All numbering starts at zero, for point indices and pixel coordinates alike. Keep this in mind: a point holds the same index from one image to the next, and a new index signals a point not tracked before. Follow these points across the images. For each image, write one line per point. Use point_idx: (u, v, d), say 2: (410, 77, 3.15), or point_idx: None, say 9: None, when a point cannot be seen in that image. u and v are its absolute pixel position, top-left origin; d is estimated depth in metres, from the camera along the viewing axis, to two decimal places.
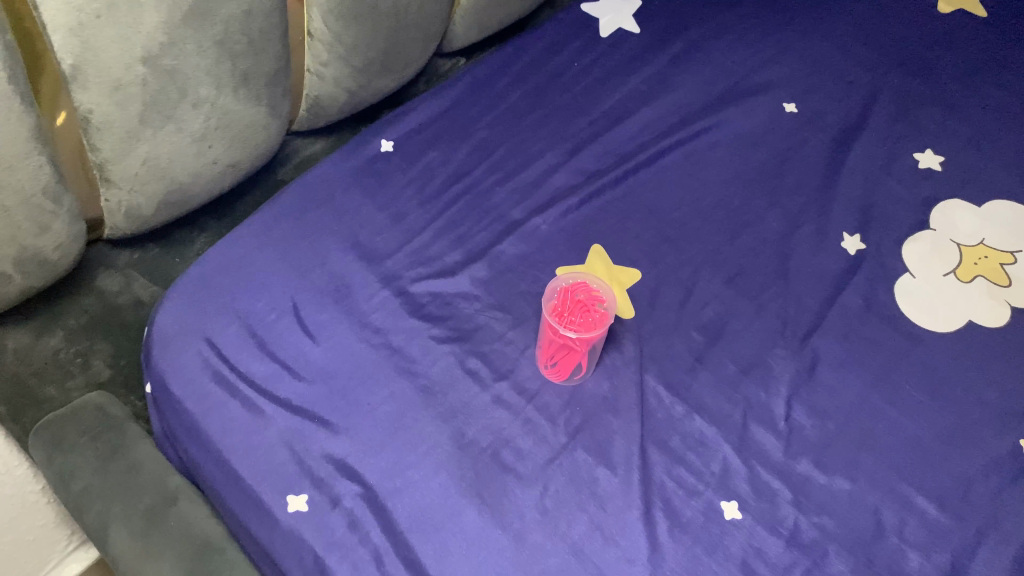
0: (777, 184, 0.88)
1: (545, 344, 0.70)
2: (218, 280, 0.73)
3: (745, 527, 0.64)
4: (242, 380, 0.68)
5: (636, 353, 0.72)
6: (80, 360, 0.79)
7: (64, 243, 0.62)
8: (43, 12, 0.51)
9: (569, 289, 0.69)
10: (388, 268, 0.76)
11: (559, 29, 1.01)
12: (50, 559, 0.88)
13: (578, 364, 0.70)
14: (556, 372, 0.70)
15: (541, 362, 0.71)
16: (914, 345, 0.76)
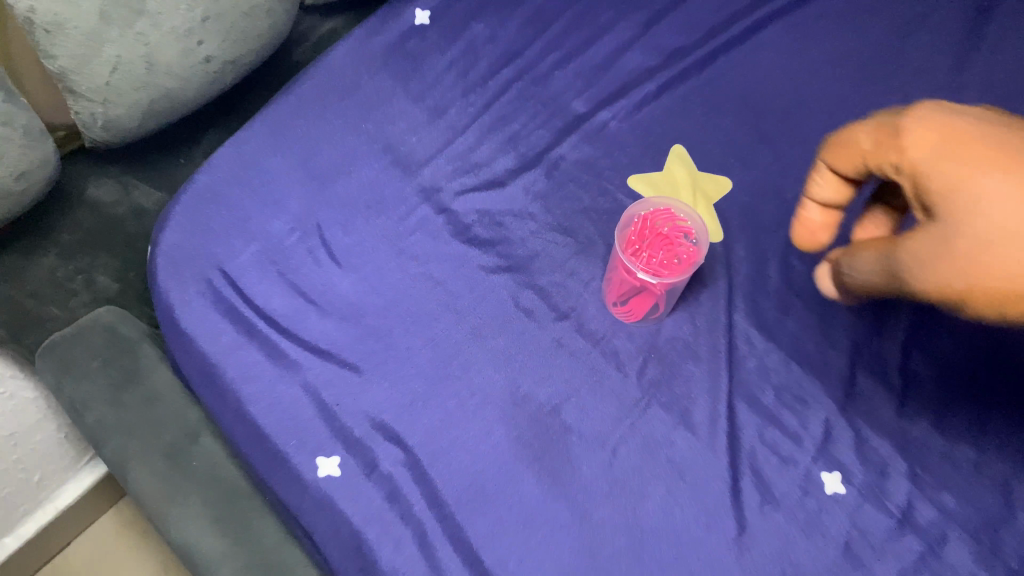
0: (899, 64, 0.72)
1: (615, 281, 0.59)
2: (228, 193, 0.62)
3: (849, 504, 0.54)
4: (260, 318, 0.59)
5: (723, 288, 0.61)
6: (82, 277, 0.70)
7: (29, 169, 0.51)
8: None
9: (649, 220, 0.57)
10: (428, 177, 0.64)
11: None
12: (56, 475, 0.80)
13: (655, 304, 0.59)
14: (629, 314, 0.60)
15: (609, 301, 0.60)
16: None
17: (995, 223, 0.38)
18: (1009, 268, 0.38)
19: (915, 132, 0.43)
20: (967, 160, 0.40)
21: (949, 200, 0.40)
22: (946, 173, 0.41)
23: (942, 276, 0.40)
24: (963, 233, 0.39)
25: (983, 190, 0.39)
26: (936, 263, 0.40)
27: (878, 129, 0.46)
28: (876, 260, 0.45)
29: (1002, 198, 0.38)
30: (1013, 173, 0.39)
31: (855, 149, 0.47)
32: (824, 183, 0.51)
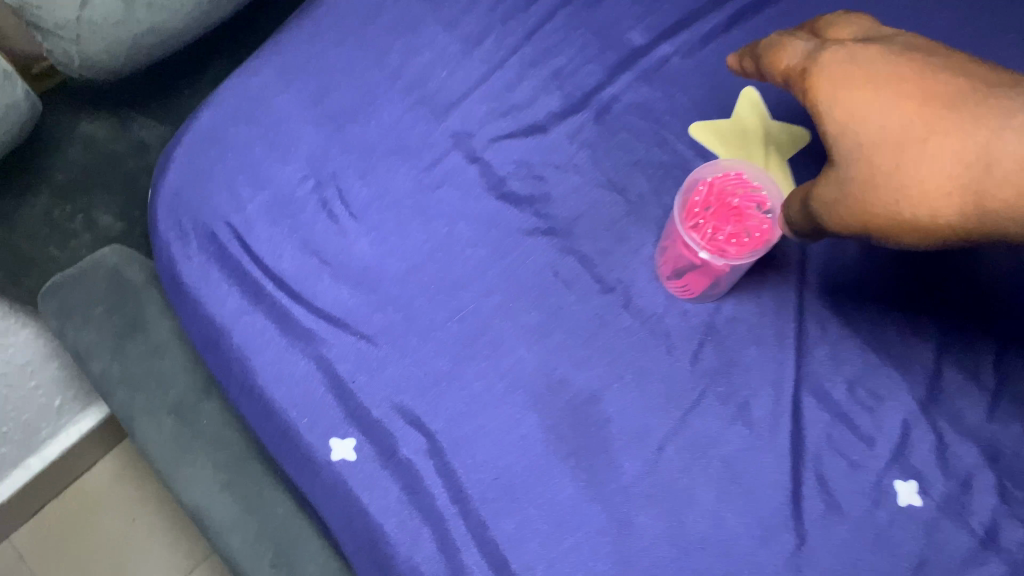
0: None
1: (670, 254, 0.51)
2: (234, 134, 0.55)
3: (924, 518, 0.48)
4: (268, 279, 0.52)
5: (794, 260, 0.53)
6: (81, 217, 0.63)
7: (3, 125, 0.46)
8: None
9: (717, 187, 0.49)
10: (460, 119, 0.55)
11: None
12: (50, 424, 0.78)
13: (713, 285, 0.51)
14: (682, 292, 0.52)
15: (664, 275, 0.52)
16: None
17: (892, 161, 0.36)
18: (902, 207, 0.36)
19: (820, 64, 0.40)
20: (860, 87, 0.38)
21: (846, 136, 0.38)
22: (847, 104, 0.38)
23: (843, 215, 0.38)
24: (858, 168, 0.37)
25: (880, 128, 0.37)
26: (838, 203, 0.38)
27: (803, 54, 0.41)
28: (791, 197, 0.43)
29: (894, 136, 0.36)
30: (920, 108, 0.36)
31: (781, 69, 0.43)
32: (748, 60, 0.47)
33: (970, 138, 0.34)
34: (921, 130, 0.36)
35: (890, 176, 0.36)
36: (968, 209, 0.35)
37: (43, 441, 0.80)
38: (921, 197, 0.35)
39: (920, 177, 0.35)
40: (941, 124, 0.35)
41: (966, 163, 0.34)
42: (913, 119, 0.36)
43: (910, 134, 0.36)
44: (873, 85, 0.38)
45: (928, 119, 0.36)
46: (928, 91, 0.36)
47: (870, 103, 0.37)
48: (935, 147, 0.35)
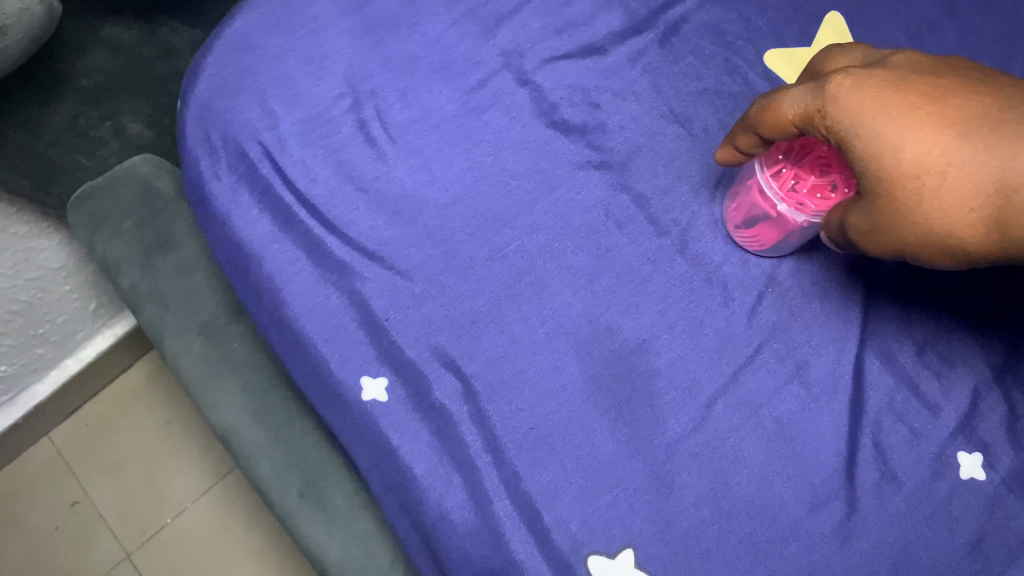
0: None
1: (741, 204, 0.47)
2: (267, 42, 0.51)
3: (987, 493, 0.45)
4: (301, 203, 0.49)
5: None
6: (109, 124, 0.61)
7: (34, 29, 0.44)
8: None
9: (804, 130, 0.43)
10: (511, 36, 0.51)
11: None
12: (80, 330, 0.77)
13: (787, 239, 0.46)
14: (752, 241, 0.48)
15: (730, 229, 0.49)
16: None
17: (907, 200, 0.33)
18: (936, 238, 0.33)
19: (821, 104, 0.36)
20: (870, 116, 0.34)
21: (860, 172, 0.35)
22: (857, 137, 0.34)
23: (877, 243, 0.36)
24: (880, 207, 0.34)
25: (897, 162, 0.33)
26: (872, 232, 0.36)
27: (798, 101, 0.37)
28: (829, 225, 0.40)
29: (914, 174, 0.33)
30: (935, 129, 0.33)
31: (785, 123, 0.38)
32: (741, 136, 0.43)
33: (988, 167, 0.32)
34: (942, 162, 0.32)
35: (914, 213, 0.33)
36: (1001, 238, 0.32)
37: (80, 343, 0.79)
38: (956, 229, 0.33)
39: (952, 213, 0.33)
40: (961, 153, 0.32)
41: (997, 195, 0.32)
42: (930, 149, 0.32)
43: (929, 168, 0.33)
44: (880, 110, 0.34)
45: (939, 153, 0.32)
46: (944, 115, 0.33)
47: (883, 136, 0.33)
48: (960, 181, 0.32)
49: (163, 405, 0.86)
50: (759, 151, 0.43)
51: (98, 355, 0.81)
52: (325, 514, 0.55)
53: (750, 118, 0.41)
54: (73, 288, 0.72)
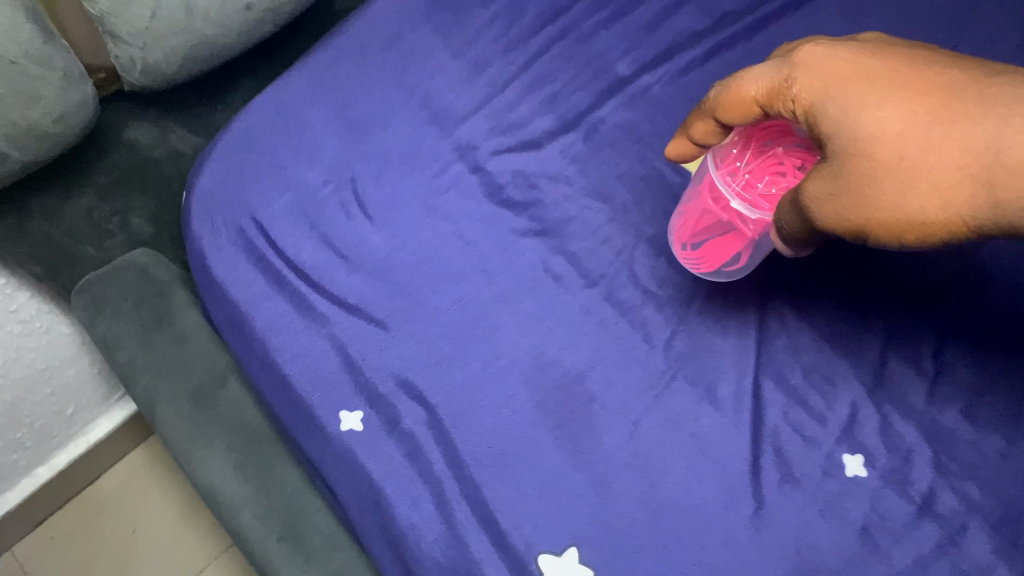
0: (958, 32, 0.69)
1: (695, 216, 0.54)
2: (264, 143, 0.62)
3: (870, 488, 0.54)
4: (290, 269, 0.59)
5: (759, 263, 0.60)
6: (117, 218, 0.70)
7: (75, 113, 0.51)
8: None
9: (757, 138, 0.51)
10: (463, 135, 0.63)
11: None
12: (56, 434, 0.87)
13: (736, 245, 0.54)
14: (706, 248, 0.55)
15: (677, 249, 0.58)
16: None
17: (895, 156, 0.39)
18: (910, 198, 0.39)
19: (796, 71, 0.45)
20: (864, 91, 0.42)
21: (840, 132, 0.41)
22: (851, 106, 0.41)
23: (842, 213, 0.41)
24: (868, 162, 0.40)
25: (888, 123, 0.40)
26: (843, 194, 0.41)
27: (765, 73, 0.46)
28: (783, 213, 0.45)
29: (898, 132, 0.40)
30: (923, 103, 0.40)
31: (747, 100, 0.47)
32: (701, 122, 0.51)
33: (973, 130, 0.38)
34: (924, 125, 0.39)
35: (899, 168, 0.39)
36: (979, 196, 0.38)
37: (53, 450, 0.88)
38: (931, 189, 0.39)
39: (928, 170, 0.39)
40: (947, 119, 0.39)
41: (971, 157, 0.38)
42: (915, 115, 0.40)
43: (912, 129, 0.39)
44: (873, 88, 0.42)
45: (927, 119, 0.39)
46: (930, 93, 0.40)
47: (867, 97, 0.41)
48: (938, 141, 0.39)
49: (128, 516, 0.94)
50: (712, 140, 0.52)
51: (69, 462, 0.90)
52: (303, 557, 0.61)
53: (709, 105, 0.49)
54: (53, 391, 0.83)
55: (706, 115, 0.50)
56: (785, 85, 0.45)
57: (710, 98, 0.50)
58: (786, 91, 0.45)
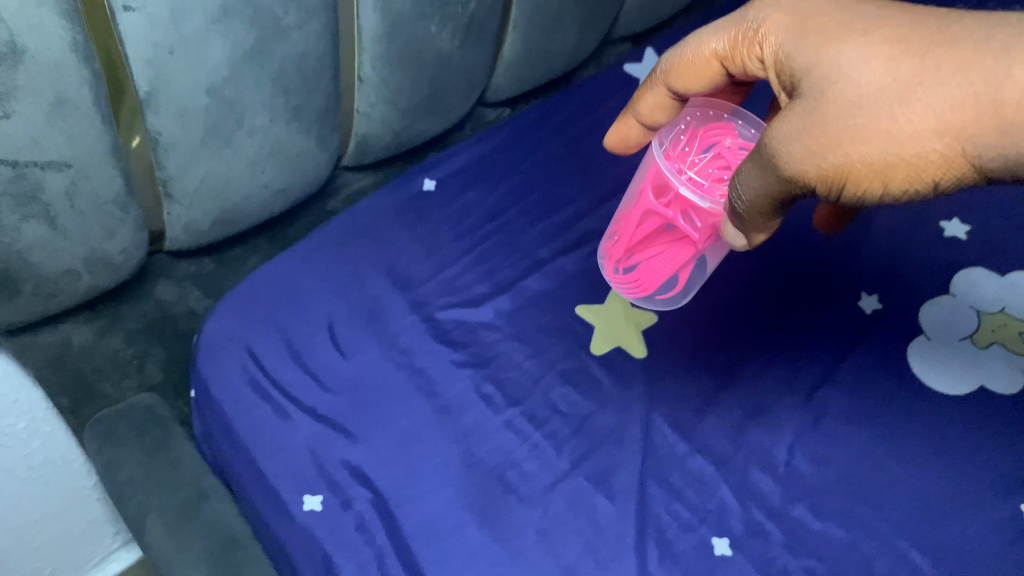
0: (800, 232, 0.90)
1: (646, 211, 0.73)
2: (263, 294, 0.78)
3: (736, 564, 0.67)
4: (276, 388, 0.74)
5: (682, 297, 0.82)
6: (136, 361, 0.83)
7: (129, 249, 0.66)
8: (134, 73, 0.55)
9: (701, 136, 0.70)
10: (419, 295, 0.81)
11: (604, 72, 1.03)
12: None
13: (676, 242, 0.74)
14: (659, 245, 0.75)
15: (613, 273, 0.81)
16: (939, 409, 0.78)
17: (884, 84, 0.46)
18: (900, 121, 0.45)
19: (763, 20, 0.54)
20: (850, 31, 0.48)
21: (823, 67, 0.48)
22: (840, 42, 0.48)
23: (827, 138, 0.47)
24: (853, 89, 0.46)
25: (877, 53, 0.46)
26: (826, 122, 0.47)
27: (725, 27, 0.57)
28: (753, 167, 0.51)
29: (884, 60, 0.46)
30: (910, 37, 0.46)
31: (708, 53, 0.58)
32: (650, 92, 0.64)
33: (966, 58, 0.44)
34: (915, 56, 0.45)
35: (887, 92, 0.45)
36: (973, 116, 0.43)
37: None
38: (923, 110, 0.44)
39: (920, 92, 0.45)
40: (938, 50, 0.45)
41: (964, 79, 0.44)
42: (903, 47, 0.46)
43: (898, 59, 0.46)
44: (859, 27, 0.48)
45: (913, 51, 0.46)
46: (917, 30, 0.46)
47: (846, 31, 0.49)
48: (930, 68, 0.45)
49: None
50: (656, 116, 0.66)
51: None
52: None
53: (670, 68, 0.61)
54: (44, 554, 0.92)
55: (659, 80, 0.63)
56: (750, 32, 0.55)
57: (663, 66, 0.62)
58: (753, 37, 0.55)
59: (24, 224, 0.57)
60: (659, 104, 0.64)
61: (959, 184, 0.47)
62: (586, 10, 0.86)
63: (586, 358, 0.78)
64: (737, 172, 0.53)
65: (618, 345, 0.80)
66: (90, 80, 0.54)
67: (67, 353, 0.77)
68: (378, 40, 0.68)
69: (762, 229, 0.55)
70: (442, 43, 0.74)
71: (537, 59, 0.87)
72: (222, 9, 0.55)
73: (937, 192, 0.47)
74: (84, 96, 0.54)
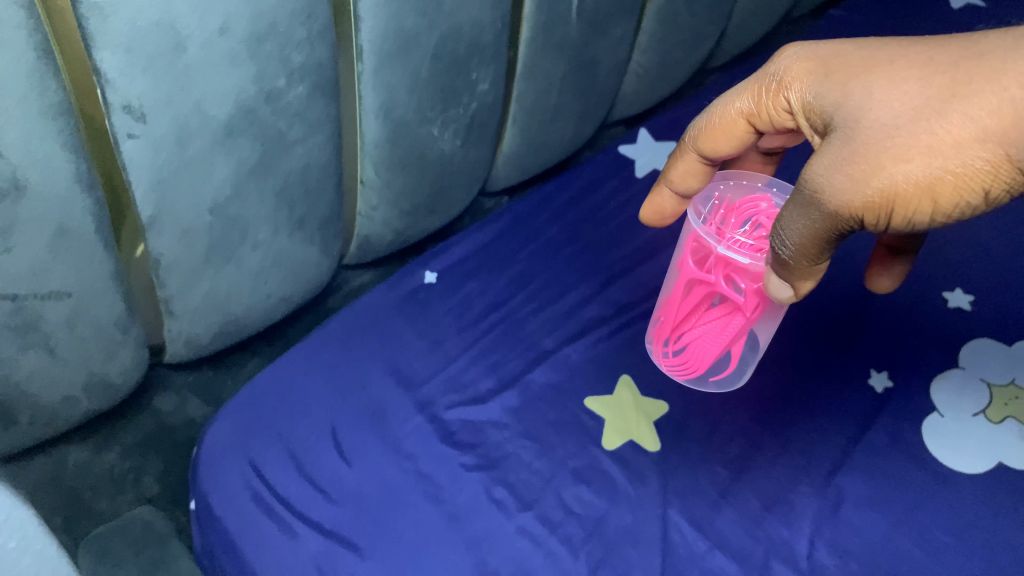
0: (806, 310, 0.90)
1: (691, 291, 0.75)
2: (265, 403, 0.77)
3: None
4: (279, 502, 0.71)
5: (737, 378, 0.82)
6: (132, 475, 0.80)
7: (129, 369, 0.64)
8: (136, 197, 0.54)
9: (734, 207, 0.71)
10: (423, 394, 0.79)
11: (599, 155, 1.03)
12: None
13: (725, 321, 0.75)
14: (707, 326, 0.76)
15: (661, 356, 0.82)
16: (957, 489, 0.77)
17: (919, 106, 0.48)
18: (942, 135, 0.46)
19: (784, 71, 0.57)
20: (876, 67, 0.51)
21: (853, 103, 0.51)
22: (867, 78, 0.51)
23: (868, 162, 0.48)
24: (889, 115, 0.48)
25: (905, 81, 0.49)
26: (863, 149, 0.49)
27: (747, 87, 0.60)
28: (794, 210, 0.53)
29: (913, 87, 0.48)
30: (936, 61, 0.49)
31: (734, 112, 0.61)
32: (681, 160, 0.67)
33: (995, 69, 0.46)
34: (943, 77, 0.48)
35: (923, 111, 0.47)
36: (1012, 120, 0.45)
37: None
38: (963, 122, 0.46)
39: (955, 106, 0.46)
40: (966, 67, 0.47)
41: (997, 89, 0.46)
42: (930, 72, 0.48)
43: (928, 84, 0.48)
44: (883, 63, 0.51)
45: (940, 74, 0.48)
46: (940, 55, 0.49)
47: (870, 68, 0.51)
48: (962, 86, 0.47)
49: None
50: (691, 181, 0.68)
51: None
52: None
53: (698, 133, 0.64)
54: None
55: (688, 148, 0.66)
56: (773, 84, 0.58)
57: (691, 132, 0.65)
58: (776, 88, 0.58)
59: (24, 355, 0.55)
60: (690, 171, 0.67)
61: (1006, 194, 0.48)
62: (582, 100, 0.86)
63: (597, 453, 0.77)
64: (782, 213, 0.54)
65: (630, 438, 0.78)
66: (94, 208, 0.52)
67: (61, 470, 0.74)
68: (379, 145, 0.68)
69: (808, 275, 0.55)
70: (442, 144, 0.73)
71: (535, 150, 0.87)
72: (226, 129, 0.55)
73: (986, 204, 0.48)
74: (88, 224, 0.53)
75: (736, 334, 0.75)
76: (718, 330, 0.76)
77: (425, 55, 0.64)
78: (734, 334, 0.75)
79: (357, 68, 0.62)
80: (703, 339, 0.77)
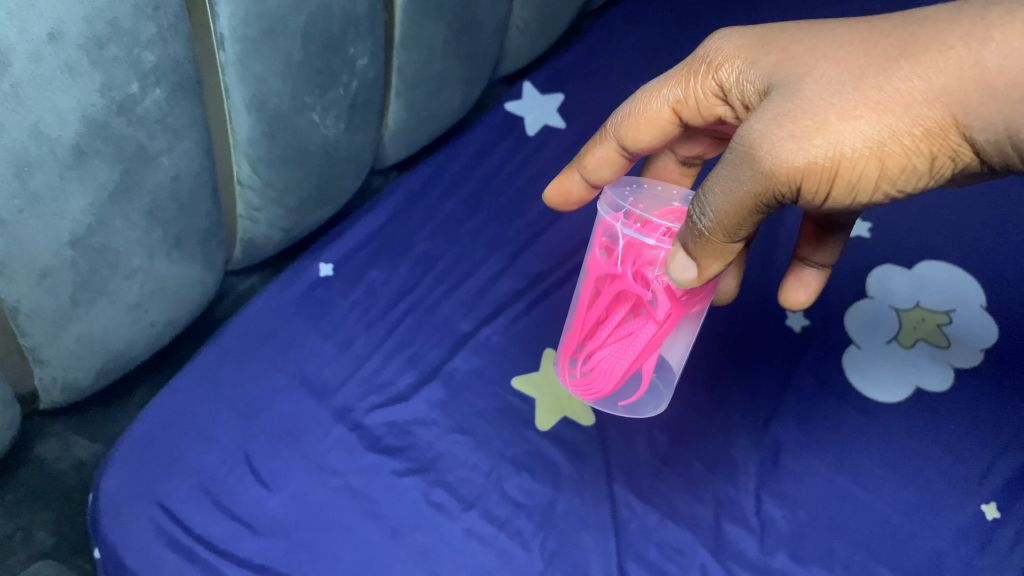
0: None
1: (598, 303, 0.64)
2: (163, 438, 0.69)
3: None
4: (199, 544, 0.65)
5: (648, 405, 0.71)
6: (20, 533, 0.69)
7: None
8: None
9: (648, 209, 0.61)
10: (340, 401, 0.73)
11: (486, 116, 0.97)
12: None
13: (633, 337, 0.63)
14: (613, 348, 0.65)
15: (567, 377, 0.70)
16: (883, 420, 0.78)
17: (864, 64, 0.44)
18: (889, 92, 0.43)
19: (716, 49, 0.53)
20: (820, 32, 0.48)
21: (794, 67, 0.47)
22: (810, 41, 0.47)
23: (812, 118, 0.44)
24: (835, 74, 0.44)
25: (850, 42, 0.45)
26: (807, 104, 0.44)
27: (677, 73, 0.56)
28: (722, 171, 0.47)
29: (858, 48, 0.45)
30: (882, 24, 0.45)
31: (661, 96, 0.57)
32: (600, 147, 0.62)
33: (939, 28, 0.43)
34: (891, 37, 0.44)
35: (869, 67, 0.44)
36: (960, 81, 0.41)
37: None
38: (911, 80, 0.42)
39: (903, 63, 0.43)
40: (911, 28, 0.44)
41: (944, 47, 0.42)
42: (875, 33, 0.45)
43: (874, 43, 0.44)
44: (825, 28, 0.48)
45: (885, 35, 0.45)
46: (885, 19, 0.46)
47: (812, 35, 0.48)
48: (908, 46, 0.43)
49: None
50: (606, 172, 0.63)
51: None
52: None
53: (620, 120, 0.60)
54: None
55: (608, 134, 0.61)
56: (703, 66, 0.54)
57: (612, 119, 0.60)
58: (706, 72, 0.54)
59: None
60: (607, 161, 0.62)
61: (946, 165, 0.44)
62: (468, 63, 0.80)
63: (533, 438, 0.73)
64: (710, 177, 0.48)
65: (563, 416, 0.75)
66: None
67: None
68: (255, 142, 0.60)
69: (726, 249, 0.49)
70: (325, 132, 0.66)
71: (424, 121, 0.81)
72: (77, 151, 0.46)
73: (929, 174, 0.45)
74: None
75: (647, 347, 0.63)
76: (626, 342, 0.64)
77: (296, 38, 0.57)
78: (642, 351, 0.63)
79: (219, 58, 0.54)
80: (610, 352, 0.65)
